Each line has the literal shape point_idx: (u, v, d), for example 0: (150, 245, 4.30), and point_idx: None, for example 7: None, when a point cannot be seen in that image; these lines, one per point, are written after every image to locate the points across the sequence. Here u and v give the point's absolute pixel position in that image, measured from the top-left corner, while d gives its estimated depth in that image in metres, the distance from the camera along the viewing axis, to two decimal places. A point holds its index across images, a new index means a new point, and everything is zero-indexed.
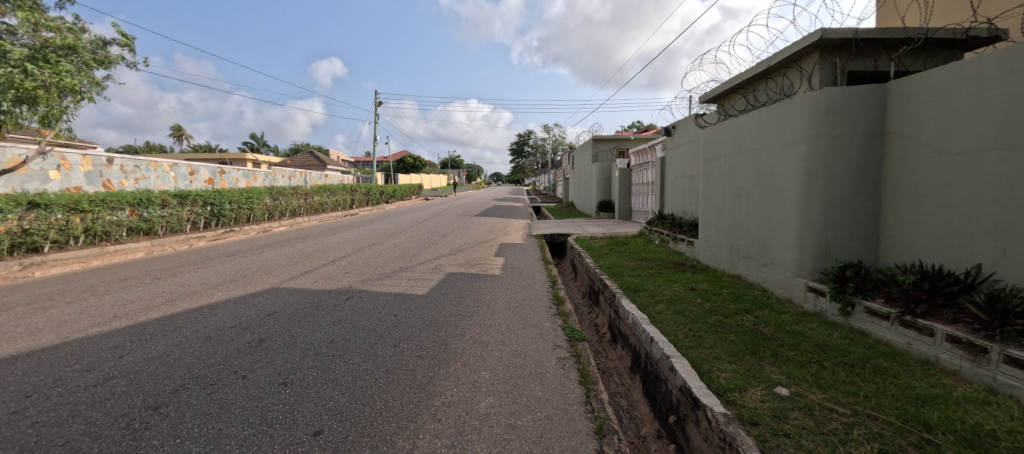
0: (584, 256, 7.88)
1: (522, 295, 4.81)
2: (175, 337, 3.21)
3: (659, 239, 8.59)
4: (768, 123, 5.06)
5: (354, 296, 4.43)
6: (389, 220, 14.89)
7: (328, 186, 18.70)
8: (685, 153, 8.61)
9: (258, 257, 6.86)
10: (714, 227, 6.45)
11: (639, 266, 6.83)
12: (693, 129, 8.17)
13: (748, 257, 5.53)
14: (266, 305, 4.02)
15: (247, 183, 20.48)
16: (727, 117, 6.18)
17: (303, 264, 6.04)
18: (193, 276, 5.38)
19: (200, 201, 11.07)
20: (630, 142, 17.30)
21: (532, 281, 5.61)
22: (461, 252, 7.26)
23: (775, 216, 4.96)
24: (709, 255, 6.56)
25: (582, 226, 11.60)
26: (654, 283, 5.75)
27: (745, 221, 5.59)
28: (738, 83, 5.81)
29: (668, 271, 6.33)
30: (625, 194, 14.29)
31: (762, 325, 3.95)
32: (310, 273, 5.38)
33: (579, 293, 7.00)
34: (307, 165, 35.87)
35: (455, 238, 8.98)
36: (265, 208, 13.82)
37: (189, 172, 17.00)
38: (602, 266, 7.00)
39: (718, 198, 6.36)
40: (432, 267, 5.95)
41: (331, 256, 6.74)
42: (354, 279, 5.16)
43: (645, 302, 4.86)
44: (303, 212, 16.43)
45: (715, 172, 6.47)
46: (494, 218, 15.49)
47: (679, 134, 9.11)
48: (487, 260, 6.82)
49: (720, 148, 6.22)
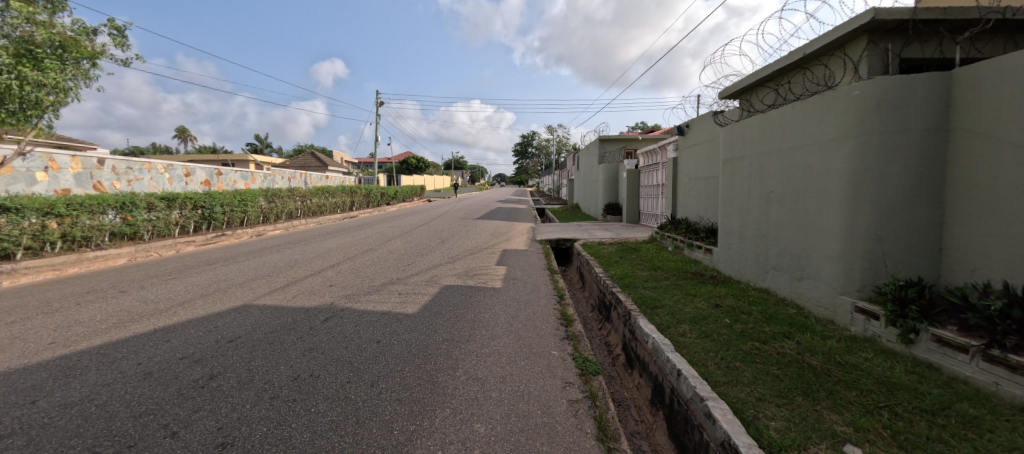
0: (593, 265, 7.31)
1: (525, 313, 4.25)
2: (110, 373, 2.68)
3: (673, 246, 8.02)
4: (803, 119, 4.48)
5: (335, 316, 3.89)
6: (388, 223, 14.37)
7: (327, 188, 18.23)
8: (701, 153, 8.03)
9: (240, 266, 6.34)
10: (736, 234, 5.89)
11: (653, 276, 6.25)
12: (710, 127, 7.59)
13: (778, 268, 4.96)
14: (229, 328, 3.48)
15: (245, 184, 20.08)
16: (753, 113, 5.61)
17: (287, 275, 5.51)
18: (161, 290, 4.86)
19: (190, 204, 10.59)
20: (637, 142, 16.70)
21: (536, 295, 5.05)
22: (460, 261, 6.70)
23: (812, 224, 4.40)
24: (730, 264, 6.00)
25: (589, 231, 11.03)
26: (672, 297, 5.17)
27: (775, 229, 5.02)
28: (766, 75, 5.24)
29: (687, 283, 5.74)
30: (633, 197, 13.69)
31: (806, 354, 3.37)
32: (290, 286, 4.85)
33: (588, 306, 6.43)
34: (309, 166, 35.50)
35: (455, 245, 8.43)
36: (259, 210, 13.36)
37: (184, 173, 16.58)
38: (613, 276, 6.42)
39: (740, 202, 5.79)
40: (427, 279, 5.40)
41: (319, 265, 6.22)
42: (338, 294, 4.62)
43: (665, 321, 4.28)
44: (300, 214, 15.97)
45: (737, 173, 5.90)
46: (497, 221, 14.94)
47: (694, 132, 8.50)
48: (488, 269, 6.26)
49: (744, 147, 5.65)
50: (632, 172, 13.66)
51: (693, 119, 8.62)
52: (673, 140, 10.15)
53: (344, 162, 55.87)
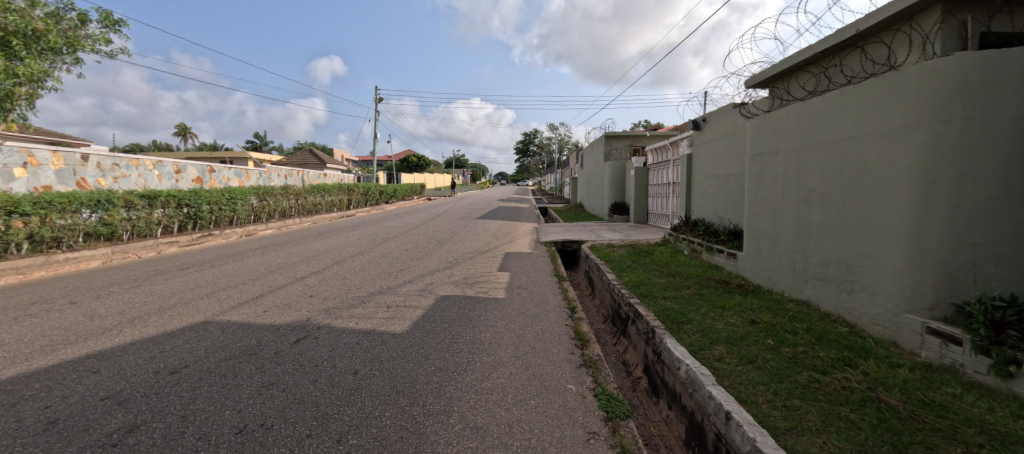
0: (603, 270, 6.70)
1: (533, 332, 3.64)
2: (2, 423, 2.07)
3: (689, 249, 7.42)
4: (858, 105, 3.87)
5: (308, 336, 3.27)
6: (384, 222, 13.76)
7: (323, 186, 17.61)
8: (722, 148, 7.40)
9: (216, 271, 5.72)
10: (766, 238, 5.31)
11: (672, 284, 5.64)
12: (733, 119, 6.98)
13: (821, 279, 4.35)
14: (177, 355, 2.88)
15: (239, 182, 19.51)
16: (788, 102, 4.98)
17: (264, 283, 4.90)
18: (116, 300, 4.26)
19: (174, 202, 10.00)
20: (645, 139, 16.05)
21: (545, 307, 4.43)
22: (459, 266, 6.09)
23: (866, 227, 3.80)
24: (759, 272, 5.41)
25: (596, 232, 10.42)
26: (698, 310, 4.57)
27: (817, 233, 4.42)
28: (807, 58, 4.61)
29: (713, 293, 5.13)
30: (641, 196, 13.07)
31: (880, 389, 2.75)
32: (263, 298, 4.24)
33: (600, 317, 5.82)
34: (307, 163, 34.86)
35: (455, 247, 7.84)
36: (250, 209, 12.75)
37: (175, 170, 16.00)
38: (628, 283, 5.82)
39: (772, 202, 5.20)
40: (421, 288, 4.78)
41: (301, 271, 5.61)
42: (318, 307, 4.01)
43: (697, 341, 3.66)
44: (294, 213, 15.39)
45: (767, 170, 5.30)
46: (499, 221, 14.32)
47: (713, 125, 7.89)
48: (490, 276, 5.64)
49: (778, 141, 5.03)
50: (641, 170, 13.03)
51: (711, 112, 8.00)
52: (687, 135, 9.52)
53: (344, 159, 55.28)
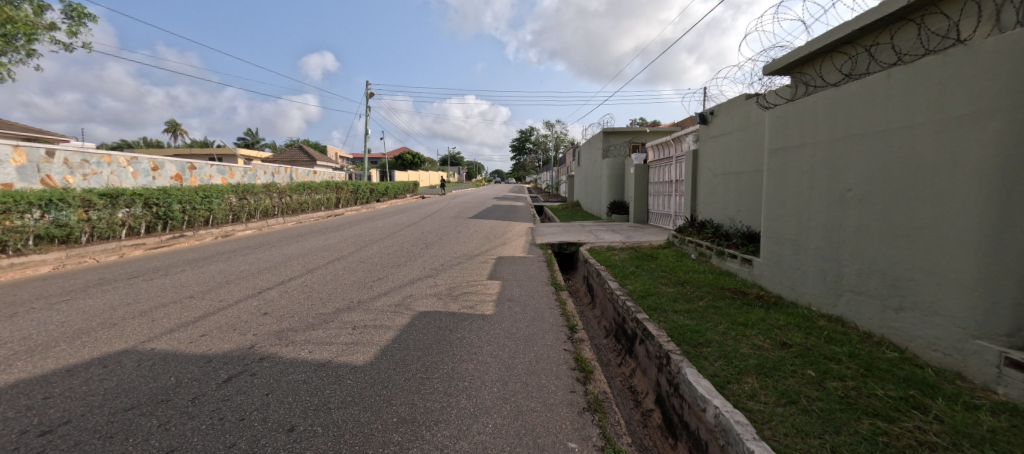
0: (604, 277, 6.08)
1: (525, 362, 3.00)
2: None
3: (696, 253, 6.84)
4: (912, 89, 3.26)
5: (243, 373, 2.62)
6: (372, 222, 13.06)
7: (309, 183, 16.87)
8: (733, 143, 6.80)
9: (168, 280, 5.05)
10: (788, 243, 4.73)
11: (682, 294, 5.05)
12: (747, 110, 6.40)
13: (858, 292, 3.77)
14: (62, 405, 2.22)
15: (222, 179, 18.73)
16: (818, 89, 4.38)
17: (215, 297, 4.23)
18: (30, 320, 3.58)
19: (141, 201, 9.27)
20: (644, 135, 15.44)
21: (540, 325, 3.80)
22: (444, 274, 5.44)
23: (920, 234, 3.20)
24: (779, 281, 4.85)
25: (594, 233, 9.81)
26: (716, 327, 3.97)
27: (853, 239, 3.83)
28: (838, 39, 4.01)
29: (730, 306, 4.53)
30: (642, 195, 12.47)
31: (966, 446, 2.14)
32: (207, 317, 3.59)
33: (602, 331, 5.22)
34: (297, 160, 33.98)
35: (442, 251, 7.19)
36: (228, 209, 12.02)
37: (152, 167, 15.20)
38: (633, 293, 5.21)
39: (796, 202, 4.62)
40: (397, 303, 4.13)
41: (264, 280, 4.94)
42: (269, 329, 3.35)
43: (722, 372, 3.04)
44: (277, 212, 14.65)
45: (790, 166, 4.72)
46: (493, 220, 13.67)
47: (722, 118, 7.30)
48: (478, 285, 4.99)
49: (805, 134, 4.44)
50: (641, 167, 12.44)
51: (720, 104, 7.41)
52: (692, 129, 8.92)
53: (338, 157, 54.36)
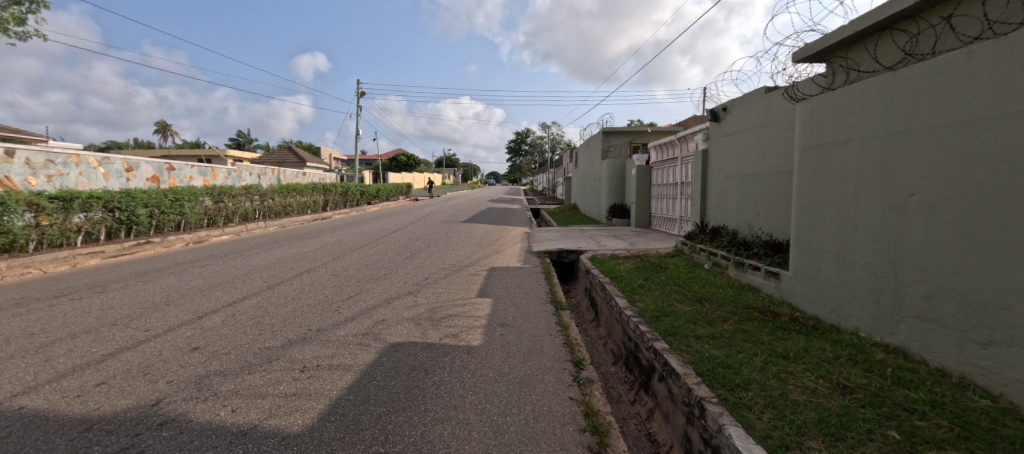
0: (609, 291, 5.37)
1: (519, 422, 2.28)
2: None
3: (710, 263, 6.18)
4: (1002, 68, 2.59)
5: (126, 451, 1.87)
6: (358, 226, 12.30)
7: (294, 185, 16.04)
8: (753, 142, 6.13)
9: (99, 300, 4.26)
10: (828, 256, 4.06)
11: (702, 314, 4.36)
12: (769, 103, 5.75)
13: (926, 319, 3.10)
14: None
15: (203, 181, 17.89)
16: (866, 75, 3.71)
17: (141, 324, 3.46)
18: None
19: (99, 205, 8.46)
20: (645, 135, 14.77)
21: (538, 360, 3.08)
22: (428, 292, 4.70)
23: (1015, 252, 2.52)
24: (817, 299, 4.17)
25: (595, 239, 9.13)
26: (752, 360, 3.27)
27: (917, 253, 3.16)
28: (896, 14, 3.32)
29: (762, 332, 3.84)
30: (644, 198, 11.79)
31: None
32: (116, 356, 2.83)
33: (609, 356, 4.51)
34: (286, 161, 32.97)
35: (428, 261, 6.43)
36: (201, 213, 11.21)
37: (126, 168, 14.33)
38: (645, 312, 4.51)
39: (838, 209, 3.95)
40: (364, 331, 3.39)
41: (211, 300, 4.17)
42: (189, 374, 2.59)
43: (777, 432, 2.34)
44: (259, 216, 13.83)
45: (830, 166, 4.05)
46: (487, 225, 12.94)
47: (738, 114, 6.64)
48: (465, 305, 4.25)
49: (852, 129, 3.77)
50: (643, 169, 11.76)
51: (735, 99, 6.76)
52: (701, 127, 8.25)
53: (331, 158, 53.39)
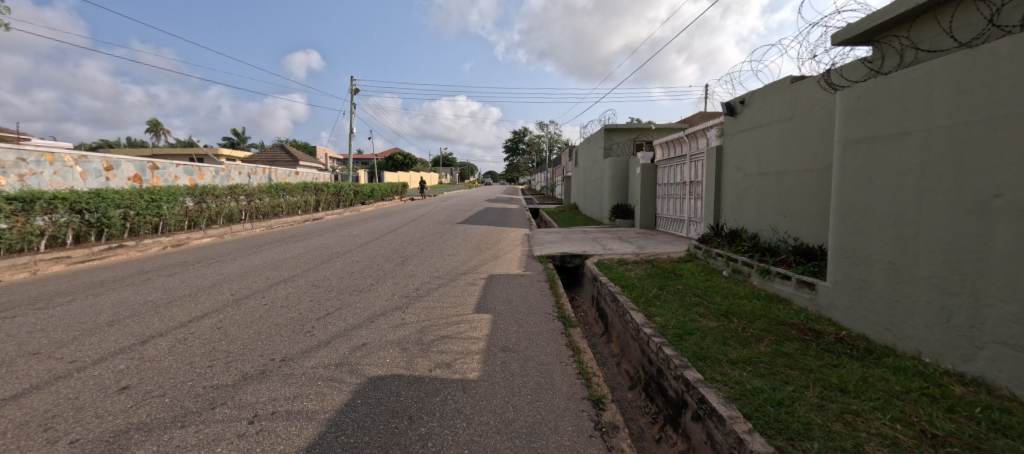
0: (622, 302, 4.81)
1: None
2: None
3: (729, 269, 5.65)
4: None
5: None
6: (349, 228, 11.70)
7: (283, 185, 15.37)
8: (778, 137, 5.59)
9: (34, 319, 3.65)
10: (877, 266, 3.52)
11: (733, 332, 3.81)
12: (798, 94, 5.20)
13: (1018, 348, 2.54)
14: None
15: (189, 180, 17.22)
16: (932, 56, 3.16)
17: (69, 353, 2.86)
18: None
19: (64, 206, 7.83)
20: (649, 132, 14.19)
21: (549, 399, 2.51)
22: (419, 306, 4.11)
23: None
24: (864, 316, 3.63)
25: (600, 242, 8.58)
26: (806, 396, 2.71)
27: (1003, 268, 2.60)
28: None
29: (807, 356, 3.28)
30: (650, 198, 11.23)
31: None
32: (17, 403, 2.23)
33: (625, 379, 3.94)
34: (279, 159, 32.14)
35: (420, 268, 5.84)
36: (181, 214, 10.56)
37: (105, 167, 13.65)
38: (666, 329, 3.95)
39: (891, 211, 3.40)
40: (338, 362, 2.80)
41: (163, 319, 3.57)
42: (101, 431, 2.00)
43: None
44: (245, 217, 13.16)
45: (882, 161, 3.50)
46: (485, 226, 12.37)
47: (759, 107, 6.09)
48: (459, 324, 3.67)
49: (912, 118, 3.22)
50: (648, 167, 11.19)
51: (755, 92, 6.22)
52: (715, 122, 7.70)
53: (326, 156, 52.49)
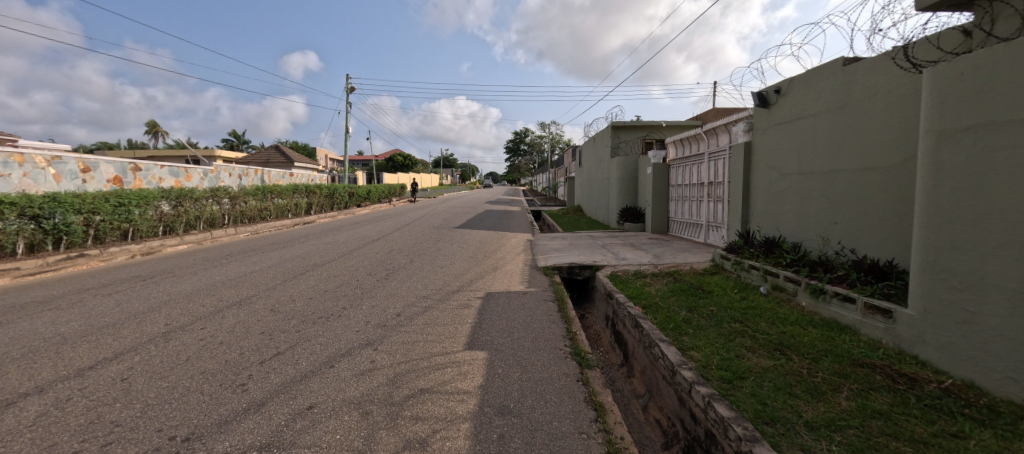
0: (646, 328, 3.97)
1: None
2: None
3: (768, 286, 4.81)
4: None
5: None
6: (337, 233, 10.88)
7: (271, 187, 14.50)
8: (829, 129, 4.73)
9: None
10: (993, 294, 2.66)
11: (798, 376, 2.96)
12: (855, 79, 4.37)
13: None
14: None
15: (175, 182, 16.44)
16: None
17: None
18: None
19: (13, 212, 7.01)
20: (659, 129, 13.37)
21: None
22: (396, 341, 3.26)
23: None
24: (972, 358, 2.77)
25: (611, 249, 7.74)
26: None
27: None
28: None
29: (912, 419, 2.43)
30: (662, 201, 10.38)
31: None
32: None
33: (657, 434, 3.09)
34: (274, 160, 31.35)
35: (406, 285, 4.99)
36: (155, 220, 9.76)
37: (82, 168, 12.86)
38: (709, 370, 3.10)
39: (1015, 223, 2.56)
40: (263, 443, 1.95)
41: (56, 365, 2.74)
42: None
43: None
44: (228, 221, 12.34)
45: (1000, 155, 2.65)
46: (484, 231, 11.56)
47: (799, 96, 5.26)
48: (444, 370, 2.82)
49: None
50: (661, 167, 10.34)
51: (795, 78, 5.37)
52: (741, 116, 6.84)
53: (324, 157, 51.77)
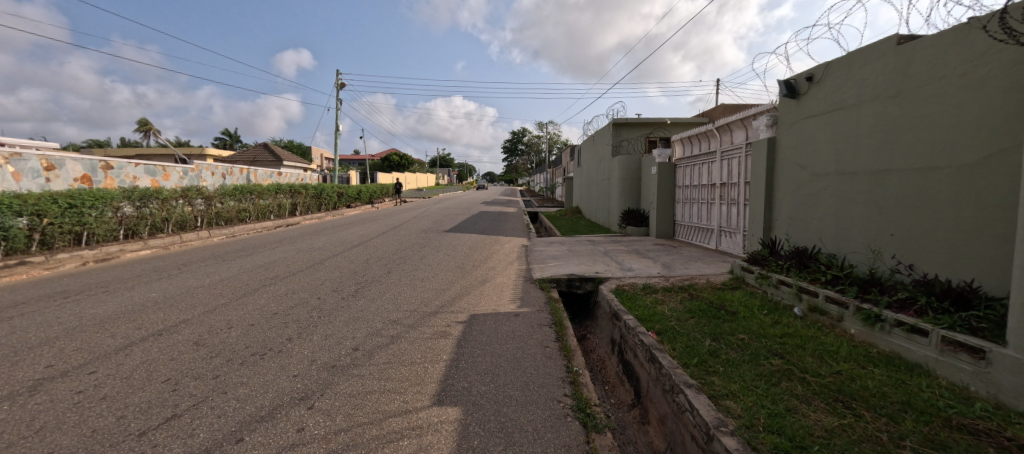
0: (666, 364, 3.20)
1: None
2: None
3: (804, 308, 4.05)
4: None
5: None
6: (317, 237, 10.08)
7: (250, 186, 13.57)
8: (877, 122, 3.97)
9: None
10: None
11: (881, 446, 2.17)
12: (914, 60, 3.62)
13: None
14: None
15: (151, 182, 15.56)
16: None
17: None
18: None
19: None
20: (664, 126, 12.63)
21: None
22: (341, 393, 2.45)
23: None
24: None
25: (614, 258, 6.97)
26: None
27: None
28: None
29: None
30: (668, 203, 9.62)
31: None
32: None
33: None
34: (263, 159, 30.46)
35: (374, 305, 4.18)
36: (115, 222, 8.91)
37: (45, 166, 11.96)
38: (759, 434, 2.31)
39: None
40: None
41: None
42: None
43: None
44: (201, 223, 11.48)
45: None
46: (476, 235, 10.78)
47: (838, 84, 4.50)
48: (397, 444, 2.01)
49: None
50: (666, 167, 9.58)
51: (832, 63, 4.60)
52: (762, 110, 6.06)
53: (318, 157, 50.88)
